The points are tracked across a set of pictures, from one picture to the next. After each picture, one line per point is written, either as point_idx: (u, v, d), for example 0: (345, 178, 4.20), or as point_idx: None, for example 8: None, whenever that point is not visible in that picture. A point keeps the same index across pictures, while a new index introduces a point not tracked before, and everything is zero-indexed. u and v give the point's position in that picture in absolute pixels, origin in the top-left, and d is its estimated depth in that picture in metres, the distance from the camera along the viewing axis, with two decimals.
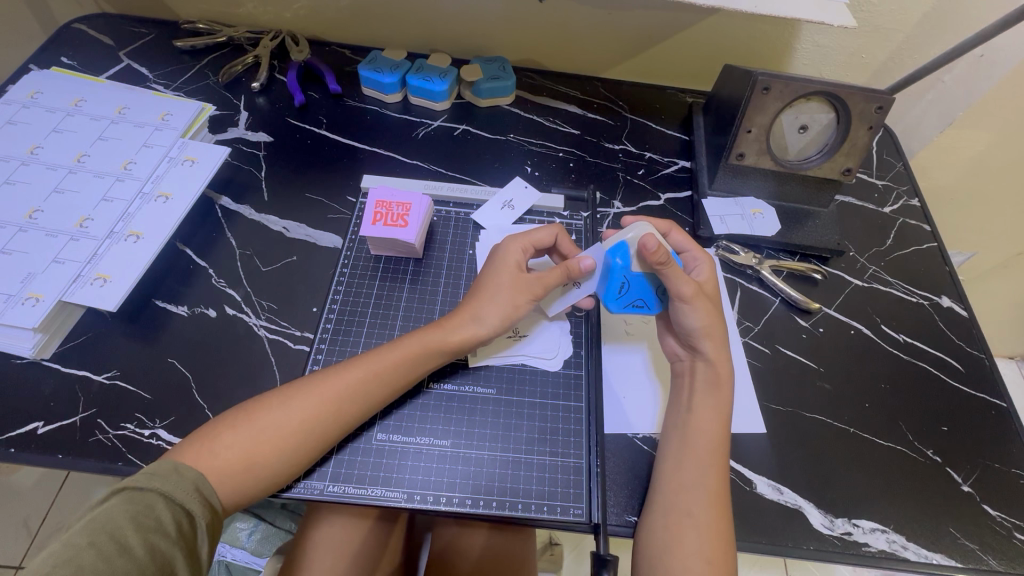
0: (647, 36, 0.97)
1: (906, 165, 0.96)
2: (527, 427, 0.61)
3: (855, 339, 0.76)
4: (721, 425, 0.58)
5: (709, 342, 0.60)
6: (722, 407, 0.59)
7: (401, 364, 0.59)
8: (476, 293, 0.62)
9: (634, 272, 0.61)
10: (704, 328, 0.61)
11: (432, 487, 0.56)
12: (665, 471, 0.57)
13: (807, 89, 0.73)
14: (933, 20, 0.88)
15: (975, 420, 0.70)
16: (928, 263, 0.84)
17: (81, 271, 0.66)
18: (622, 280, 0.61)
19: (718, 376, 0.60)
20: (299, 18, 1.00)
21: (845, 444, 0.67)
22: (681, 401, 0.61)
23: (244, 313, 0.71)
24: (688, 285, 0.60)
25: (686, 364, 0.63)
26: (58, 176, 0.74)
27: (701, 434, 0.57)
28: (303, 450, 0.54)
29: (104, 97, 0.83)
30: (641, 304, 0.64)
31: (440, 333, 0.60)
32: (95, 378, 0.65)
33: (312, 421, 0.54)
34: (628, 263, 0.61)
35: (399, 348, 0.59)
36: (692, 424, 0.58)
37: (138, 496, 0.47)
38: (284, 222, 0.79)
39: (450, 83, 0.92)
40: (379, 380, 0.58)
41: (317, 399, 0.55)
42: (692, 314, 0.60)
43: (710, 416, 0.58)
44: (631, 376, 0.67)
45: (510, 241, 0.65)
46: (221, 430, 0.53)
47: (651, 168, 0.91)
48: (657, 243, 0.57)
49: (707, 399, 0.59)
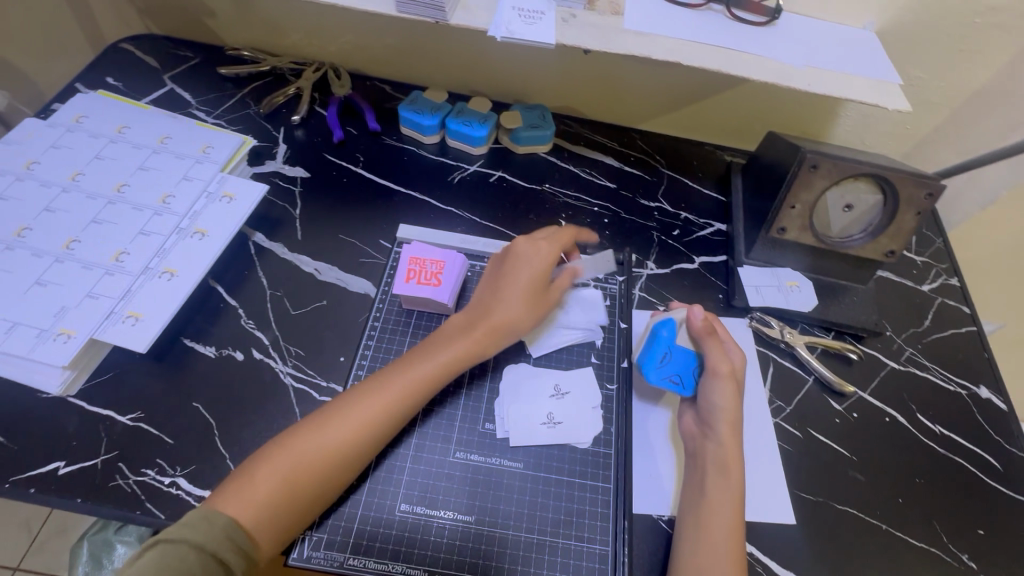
0: (689, 93, 0.96)
1: (946, 242, 0.94)
2: (554, 508, 0.59)
3: (890, 426, 0.74)
4: (730, 509, 0.56)
5: (723, 425, 0.59)
6: (733, 490, 0.57)
7: (431, 382, 0.60)
8: (505, 295, 0.65)
9: (678, 345, 0.65)
10: (725, 411, 0.60)
11: (453, 566, 0.55)
12: (680, 558, 0.55)
13: (856, 170, 0.72)
14: (981, 99, 0.87)
15: (1012, 523, 0.68)
16: (967, 348, 0.82)
17: (114, 307, 0.66)
18: (666, 348, 0.65)
19: (728, 459, 0.58)
20: (342, 51, 1.00)
21: (876, 542, 0.66)
22: (692, 486, 0.59)
23: (271, 358, 0.70)
24: (723, 362, 0.62)
25: (698, 442, 0.62)
26: (97, 207, 0.74)
27: (712, 520, 0.55)
28: (339, 476, 0.54)
29: (148, 124, 0.84)
30: (678, 382, 0.64)
31: (469, 347, 0.63)
32: (120, 418, 0.64)
33: (353, 442, 0.55)
34: (674, 335, 0.65)
35: (430, 365, 0.61)
36: (706, 508, 0.56)
37: (171, 551, 0.45)
38: (316, 264, 0.79)
39: (489, 129, 0.92)
40: (407, 398, 0.59)
41: (354, 418, 0.56)
42: (720, 391, 0.61)
43: (720, 502, 0.56)
44: (652, 449, 0.65)
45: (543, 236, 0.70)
46: (257, 466, 0.52)
47: (687, 229, 0.90)
48: (704, 317, 0.64)
49: (713, 482, 0.58)
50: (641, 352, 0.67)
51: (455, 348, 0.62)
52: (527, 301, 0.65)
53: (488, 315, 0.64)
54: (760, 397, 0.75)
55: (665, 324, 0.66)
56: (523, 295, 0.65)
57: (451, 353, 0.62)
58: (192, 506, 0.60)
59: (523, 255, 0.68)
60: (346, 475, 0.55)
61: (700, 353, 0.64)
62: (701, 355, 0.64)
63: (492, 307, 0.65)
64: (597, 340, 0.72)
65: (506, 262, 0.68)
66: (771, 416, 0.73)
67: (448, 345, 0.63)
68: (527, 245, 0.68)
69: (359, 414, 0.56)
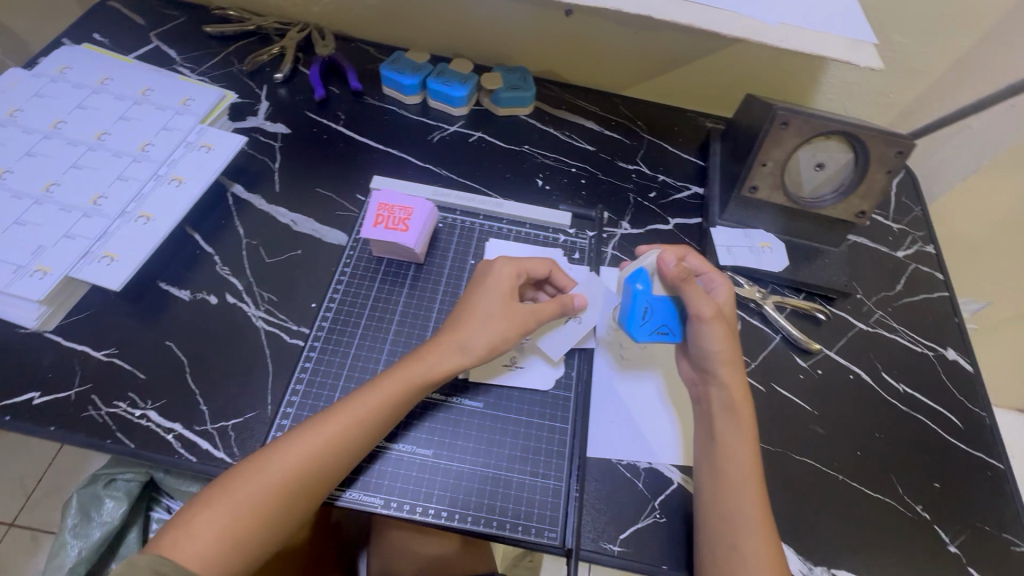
0: (671, 58, 0.96)
1: (924, 211, 0.94)
2: (511, 445, 0.61)
3: (853, 384, 0.75)
4: (745, 451, 0.57)
5: (721, 368, 0.60)
6: (744, 430, 0.59)
7: (379, 411, 0.57)
8: (462, 318, 0.61)
9: (657, 294, 0.64)
10: (720, 354, 0.61)
11: (446, 495, 0.57)
12: (705, 507, 0.56)
13: (826, 127, 0.72)
14: (962, 65, 0.87)
15: (969, 478, 0.69)
16: (936, 312, 0.83)
17: (90, 248, 0.68)
18: (645, 302, 0.63)
19: (733, 400, 0.59)
20: (326, 12, 1.01)
21: (832, 491, 0.67)
22: (705, 436, 0.61)
23: (244, 303, 0.72)
24: (706, 306, 0.61)
25: (701, 388, 0.63)
26: (77, 152, 0.75)
27: (728, 465, 0.57)
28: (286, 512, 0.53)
29: (130, 77, 0.85)
30: (667, 332, 0.64)
31: (422, 368, 0.59)
32: (95, 353, 0.66)
33: (295, 477, 0.53)
34: (649, 287, 0.64)
35: (379, 391, 0.57)
36: (720, 455, 0.58)
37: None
38: (292, 216, 0.80)
39: (469, 90, 0.93)
40: (353, 425, 0.56)
41: (294, 452, 0.54)
42: (711, 336, 0.61)
43: (733, 445, 0.58)
44: (645, 404, 0.66)
45: (504, 263, 0.65)
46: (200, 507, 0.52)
47: (663, 191, 0.91)
48: (675, 262, 0.61)
49: (723, 425, 0.59)
50: (623, 311, 0.66)
51: (406, 373, 0.58)
52: (486, 322, 0.61)
53: (445, 339, 0.61)
54: None
55: (637, 276, 0.64)
56: (479, 318, 0.61)
57: (405, 378, 0.58)
58: (162, 437, 0.62)
59: (480, 286, 0.64)
60: (295, 510, 0.53)
61: (680, 298, 0.63)
62: (680, 299, 0.64)
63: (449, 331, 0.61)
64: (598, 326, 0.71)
65: (469, 287, 0.65)
66: None
67: (398, 369, 0.59)
68: (490, 268, 0.65)
69: (300, 448, 0.54)
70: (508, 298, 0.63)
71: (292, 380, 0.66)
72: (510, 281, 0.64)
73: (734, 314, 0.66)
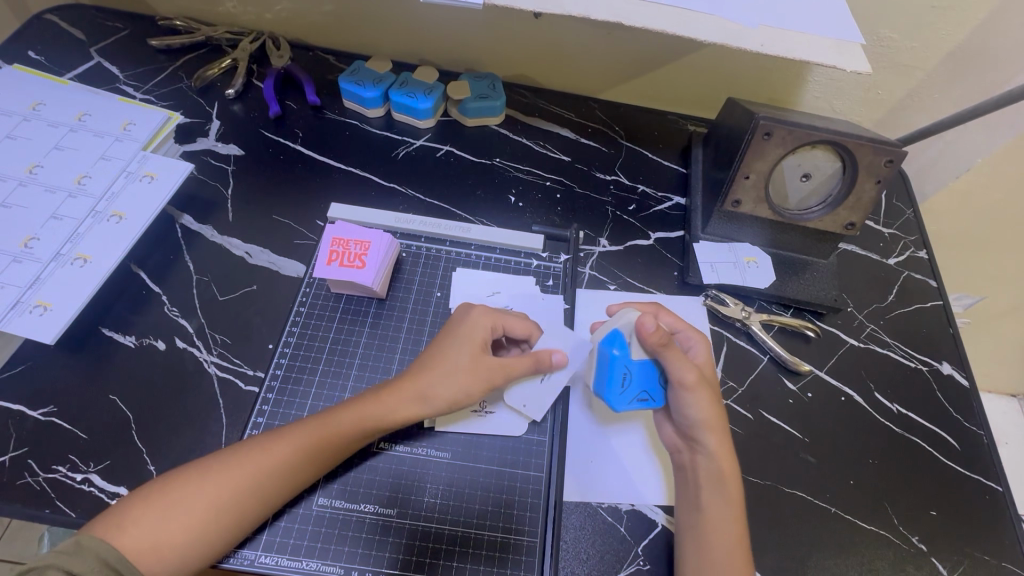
0: (648, 59, 0.90)
1: (916, 213, 0.90)
2: (481, 499, 0.57)
3: (845, 407, 0.71)
4: (733, 527, 0.54)
5: (710, 436, 0.56)
6: (730, 506, 0.55)
7: (324, 446, 0.54)
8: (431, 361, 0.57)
9: (636, 360, 0.58)
10: (706, 421, 0.57)
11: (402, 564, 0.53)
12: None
13: (811, 137, 0.67)
14: (956, 60, 0.82)
15: (967, 504, 0.66)
16: (931, 323, 0.79)
17: (21, 297, 0.62)
18: (624, 369, 0.58)
19: (721, 473, 0.56)
20: (280, 19, 0.94)
21: (824, 525, 0.64)
22: (687, 502, 0.57)
23: (195, 347, 0.67)
24: (690, 372, 0.57)
25: (686, 456, 0.59)
26: (7, 189, 0.69)
27: (714, 538, 0.53)
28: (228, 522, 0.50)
29: (65, 101, 0.79)
30: (647, 398, 0.59)
31: (388, 402, 0.56)
32: (31, 413, 0.61)
33: (236, 494, 0.50)
34: (627, 352, 0.58)
35: (330, 425, 0.54)
36: (705, 526, 0.54)
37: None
38: (247, 247, 0.75)
39: (435, 101, 0.87)
40: (302, 457, 0.53)
41: (247, 463, 0.51)
42: (694, 403, 0.57)
43: (718, 522, 0.54)
44: (624, 449, 0.62)
45: (480, 313, 0.61)
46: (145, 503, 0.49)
47: (643, 203, 0.86)
48: (655, 325, 0.57)
49: (710, 497, 0.55)
50: (599, 379, 0.61)
51: (362, 413, 0.55)
52: (456, 380, 0.56)
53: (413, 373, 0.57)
54: None
55: (613, 340, 0.59)
56: (448, 374, 0.57)
57: (370, 405, 0.55)
58: (105, 503, 0.57)
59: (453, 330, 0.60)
60: (228, 532, 0.50)
61: (660, 363, 0.58)
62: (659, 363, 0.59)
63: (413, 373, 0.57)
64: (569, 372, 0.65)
65: (444, 334, 0.60)
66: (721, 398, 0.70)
67: (353, 408, 0.55)
68: (473, 316, 0.60)
69: (249, 463, 0.51)
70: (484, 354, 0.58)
71: (244, 432, 0.61)
72: (482, 330, 0.59)
73: (714, 376, 0.63)
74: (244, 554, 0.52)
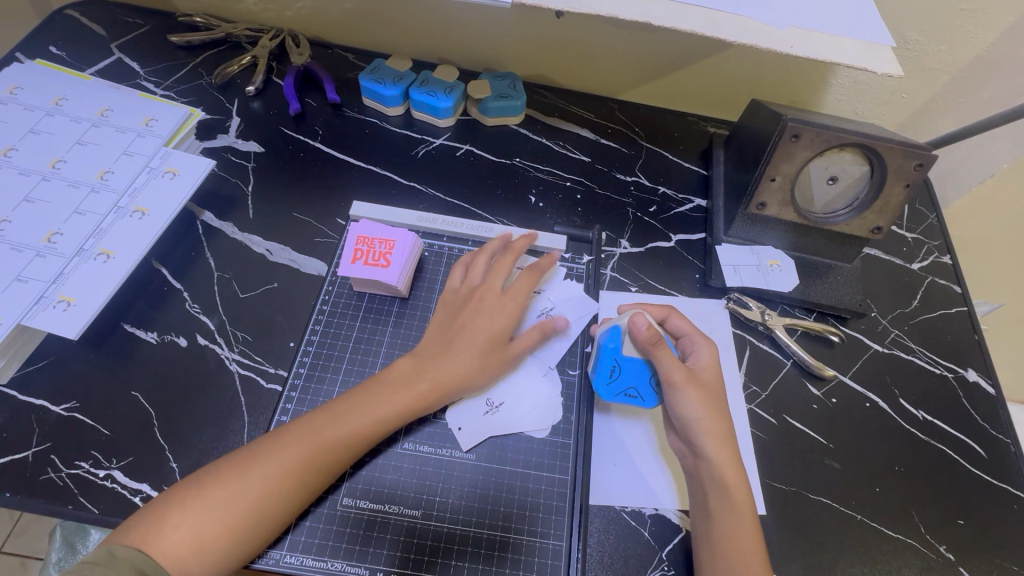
0: (670, 60, 0.90)
1: (939, 218, 0.89)
2: (506, 502, 0.57)
3: (870, 413, 0.70)
4: (749, 536, 0.52)
5: (707, 440, 0.56)
6: (742, 515, 0.53)
7: (363, 437, 0.54)
8: (456, 351, 0.59)
9: (627, 355, 0.60)
10: (702, 423, 0.56)
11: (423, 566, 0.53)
12: None
13: (841, 140, 0.66)
14: (984, 64, 0.81)
15: (994, 514, 0.65)
16: (956, 329, 0.78)
17: (45, 292, 0.62)
18: (614, 361, 0.60)
19: (723, 478, 0.54)
20: (300, 16, 0.94)
21: (850, 533, 0.63)
22: (699, 505, 0.56)
23: (216, 344, 0.67)
24: (678, 371, 0.58)
25: (691, 462, 0.58)
26: (30, 184, 0.69)
27: (730, 546, 0.52)
28: (255, 527, 0.49)
29: (87, 96, 0.79)
30: (637, 395, 0.60)
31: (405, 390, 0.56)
32: (53, 409, 0.61)
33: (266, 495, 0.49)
34: (622, 347, 0.60)
35: (353, 421, 0.54)
36: (722, 532, 0.53)
37: None
38: (267, 244, 0.75)
39: (455, 100, 0.87)
40: (344, 449, 0.53)
41: (273, 464, 0.50)
42: (688, 404, 0.57)
43: (734, 531, 0.52)
44: (638, 454, 0.62)
45: (509, 304, 0.63)
46: (170, 510, 0.48)
47: (664, 205, 0.85)
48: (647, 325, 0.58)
49: (719, 503, 0.54)
50: (591, 369, 0.63)
51: (394, 398, 0.56)
52: (478, 363, 0.59)
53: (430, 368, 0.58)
54: (735, 381, 0.71)
55: (611, 333, 0.61)
56: (470, 358, 0.59)
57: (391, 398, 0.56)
58: (128, 500, 0.57)
59: (481, 309, 0.62)
60: (265, 528, 0.50)
61: (652, 362, 0.59)
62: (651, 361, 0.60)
63: (434, 362, 0.59)
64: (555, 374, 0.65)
65: (461, 316, 0.62)
66: (744, 402, 0.69)
67: (378, 393, 0.56)
68: (493, 300, 0.62)
69: (276, 462, 0.50)
70: (498, 333, 0.61)
71: (268, 430, 0.61)
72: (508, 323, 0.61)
73: (720, 383, 0.61)
74: (270, 553, 0.52)
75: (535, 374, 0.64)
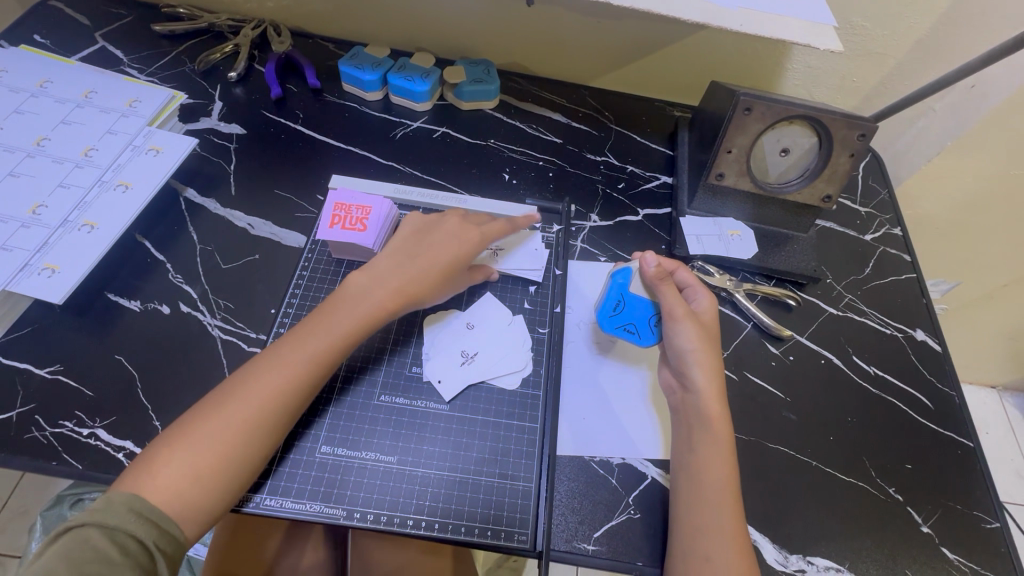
0: (636, 46, 0.95)
1: (890, 193, 0.95)
2: (477, 448, 0.60)
3: (824, 369, 0.75)
4: (723, 467, 0.56)
5: (697, 370, 0.59)
6: (722, 444, 0.57)
7: (333, 350, 0.57)
8: (420, 264, 0.63)
9: (632, 292, 0.66)
10: (694, 354, 0.60)
11: (400, 507, 0.55)
12: (678, 512, 0.55)
13: (790, 112, 0.71)
14: (925, 47, 0.87)
15: (940, 459, 0.69)
16: (905, 294, 0.83)
17: (29, 260, 0.64)
18: (620, 295, 0.66)
19: (709, 413, 0.58)
20: (282, 7, 0.97)
21: (805, 477, 0.66)
22: (682, 441, 0.59)
23: (199, 311, 0.69)
24: (680, 305, 0.62)
25: (680, 397, 0.62)
26: (15, 160, 0.71)
27: (706, 476, 0.55)
28: (247, 448, 0.52)
29: (71, 79, 0.81)
30: (634, 331, 0.65)
31: (372, 305, 0.60)
32: (38, 372, 0.63)
33: (254, 420, 0.52)
34: (629, 282, 0.66)
35: (330, 335, 0.57)
36: (699, 463, 0.56)
37: (79, 534, 0.44)
38: (249, 219, 0.77)
39: (432, 84, 0.90)
40: (317, 363, 0.56)
41: (260, 388, 0.53)
42: (682, 333, 0.61)
43: (712, 460, 0.56)
44: (618, 402, 0.65)
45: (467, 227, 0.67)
46: (161, 449, 0.50)
47: (632, 182, 0.89)
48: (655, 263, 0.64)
49: (700, 437, 0.58)
50: (599, 303, 0.68)
51: (357, 309, 0.59)
52: (439, 276, 0.64)
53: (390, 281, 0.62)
54: None
55: (621, 271, 0.67)
56: (433, 269, 0.63)
57: (366, 311, 0.59)
58: (112, 456, 0.58)
59: (445, 230, 0.67)
60: (256, 450, 0.52)
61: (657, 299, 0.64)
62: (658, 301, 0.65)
63: (395, 272, 0.62)
64: (525, 331, 0.68)
65: (421, 236, 0.66)
66: None
67: (339, 307, 0.59)
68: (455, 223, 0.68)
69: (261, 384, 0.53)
70: (459, 253, 0.65)
71: None
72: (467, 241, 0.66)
73: (717, 326, 0.65)
74: (251, 498, 0.55)
75: (507, 330, 0.68)
